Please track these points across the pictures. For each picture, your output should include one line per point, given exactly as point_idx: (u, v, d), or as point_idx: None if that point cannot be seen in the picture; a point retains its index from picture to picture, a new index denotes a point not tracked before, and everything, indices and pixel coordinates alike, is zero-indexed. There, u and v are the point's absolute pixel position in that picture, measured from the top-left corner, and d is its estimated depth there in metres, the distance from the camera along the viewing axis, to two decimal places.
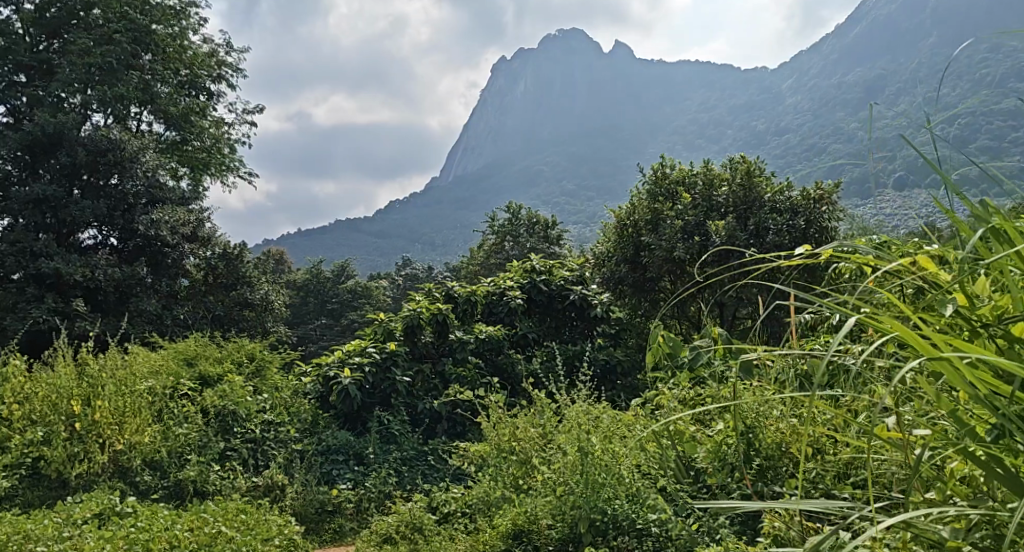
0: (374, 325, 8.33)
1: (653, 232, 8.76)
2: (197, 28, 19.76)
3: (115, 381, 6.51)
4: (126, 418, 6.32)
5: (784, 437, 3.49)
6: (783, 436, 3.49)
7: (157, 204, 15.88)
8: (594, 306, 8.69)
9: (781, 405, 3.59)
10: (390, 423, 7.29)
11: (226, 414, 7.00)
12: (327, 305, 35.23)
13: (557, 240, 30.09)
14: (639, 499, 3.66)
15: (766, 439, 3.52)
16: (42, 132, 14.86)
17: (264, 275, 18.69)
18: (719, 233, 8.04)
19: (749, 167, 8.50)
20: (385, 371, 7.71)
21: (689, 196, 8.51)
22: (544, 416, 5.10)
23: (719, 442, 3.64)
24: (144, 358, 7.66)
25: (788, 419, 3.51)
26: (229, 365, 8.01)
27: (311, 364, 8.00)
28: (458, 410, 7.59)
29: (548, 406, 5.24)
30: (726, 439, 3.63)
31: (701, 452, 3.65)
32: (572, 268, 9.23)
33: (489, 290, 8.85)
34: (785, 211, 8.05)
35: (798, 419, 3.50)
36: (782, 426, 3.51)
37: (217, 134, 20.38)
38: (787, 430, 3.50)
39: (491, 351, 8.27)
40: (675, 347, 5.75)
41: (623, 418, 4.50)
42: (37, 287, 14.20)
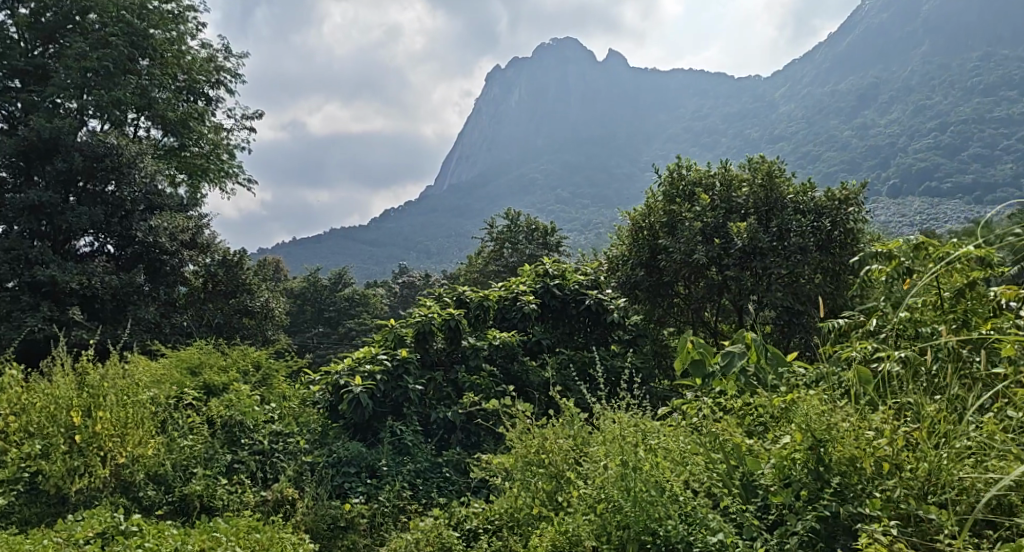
0: (385, 331, 8.03)
1: (670, 234, 8.51)
2: (195, 33, 19.50)
3: (117, 390, 6.23)
4: (128, 430, 6.01)
5: (857, 451, 3.56)
6: (856, 452, 3.56)
7: (154, 211, 15.56)
8: (611, 311, 8.33)
9: (851, 418, 3.65)
10: (403, 433, 7.00)
11: (233, 426, 6.71)
12: (324, 314, 34.85)
13: (557, 247, 29.81)
14: (696, 511, 3.65)
15: (837, 455, 3.58)
16: (37, 137, 14.60)
17: (264, 283, 18.43)
18: (741, 235, 7.79)
19: (770, 167, 8.25)
20: (397, 379, 7.39)
21: (708, 197, 8.25)
22: (574, 426, 4.80)
23: (785, 456, 3.69)
24: (145, 366, 7.35)
25: (859, 434, 3.58)
26: (235, 374, 7.70)
27: (319, 372, 7.66)
28: (473, 420, 7.29)
29: (579, 415, 4.95)
30: (791, 454, 3.67)
31: (766, 469, 3.70)
32: (587, 272, 8.94)
33: (502, 294, 8.54)
34: (810, 213, 7.81)
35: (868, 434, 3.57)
36: (852, 440, 3.57)
37: (215, 139, 20.09)
38: (859, 445, 3.57)
39: (504, 358, 7.99)
40: (707, 353, 5.44)
41: (666, 426, 4.34)
42: (32, 296, 13.88)
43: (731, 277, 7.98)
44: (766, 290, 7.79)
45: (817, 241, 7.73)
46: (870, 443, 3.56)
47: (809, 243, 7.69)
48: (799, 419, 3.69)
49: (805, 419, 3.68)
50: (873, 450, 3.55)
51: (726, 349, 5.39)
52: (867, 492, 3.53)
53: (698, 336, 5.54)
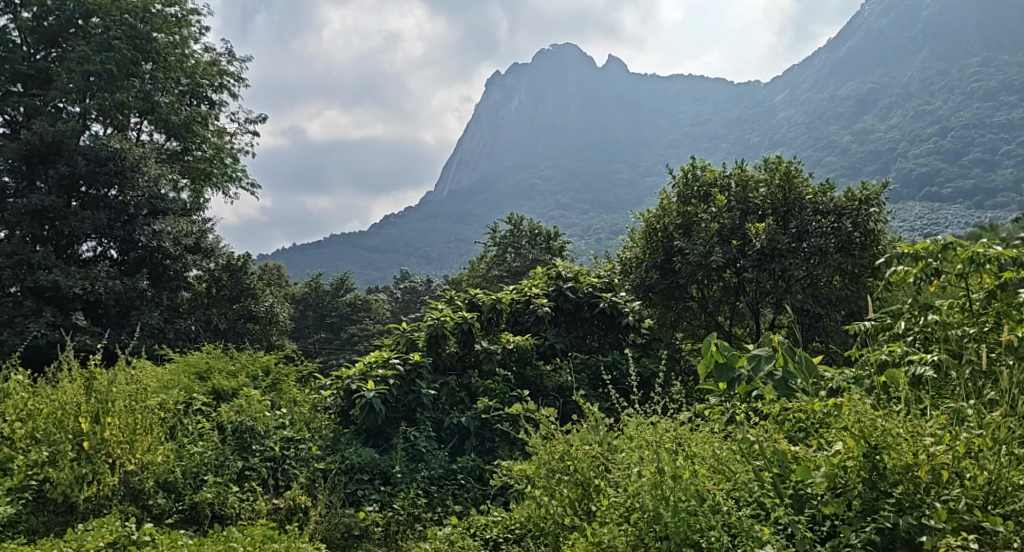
0: (396, 335, 7.89)
1: (686, 236, 8.39)
2: (199, 36, 19.40)
3: (125, 396, 6.10)
4: (137, 436, 5.89)
5: (914, 458, 3.48)
6: (912, 459, 3.47)
7: (158, 215, 15.32)
8: (625, 314, 8.17)
9: (907, 425, 3.58)
10: (417, 439, 6.85)
11: (243, 432, 6.59)
12: (326, 319, 34.71)
13: (560, 252, 29.71)
14: (743, 515, 3.52)
15: (893, 462, 3.49)
16: (40, 140, 14.48)
17: (268, 287, 18.33)
18: (759, 236, 7.65)
19: (787, 167, 8.11)
20: (409, 384, 7.24)
21: (724, 198, 8.11)
22: (601, 431, 4.64)
23: (837, 464, 3.60)
24: (153, 371, 7.22)
25: (916, 440, 3.50)
26: (245, 379, 7.56)
27: (331, 377, 7.52)
28: (487, 426, 7.13)
29: (604, 421, 4.80)
30: (845, 461, 3.60)
31: (818, 477, 3.60)
32: (600, 274, 8.81)
33: (514, 297, 8.40)
34: (829, 214, 7.70)
35: (925, 441, 3.49)
36: (909, 447, 3.49)
37: (219, 144, 19.98)
38: (916, 452, 3.49)
39: (518, 362, 7.85)
40: (732, 357, 5.28)
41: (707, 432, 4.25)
42: (36, 301, 13.73)
43: (749, 279, 7.83)
44: (785, 293, 7.64)
45: (837, 243, 7.59)
46: (927, 450, 3.48)
47: (829, 244, 7.56)
48: (852, 426, 3.65)
49: (859, 426, 3.63)
50: (930, 457, 3.46)
51: (751, 352, 5.23)
52: (925, 501, 3.43)
53: (721, 339, 5.38)
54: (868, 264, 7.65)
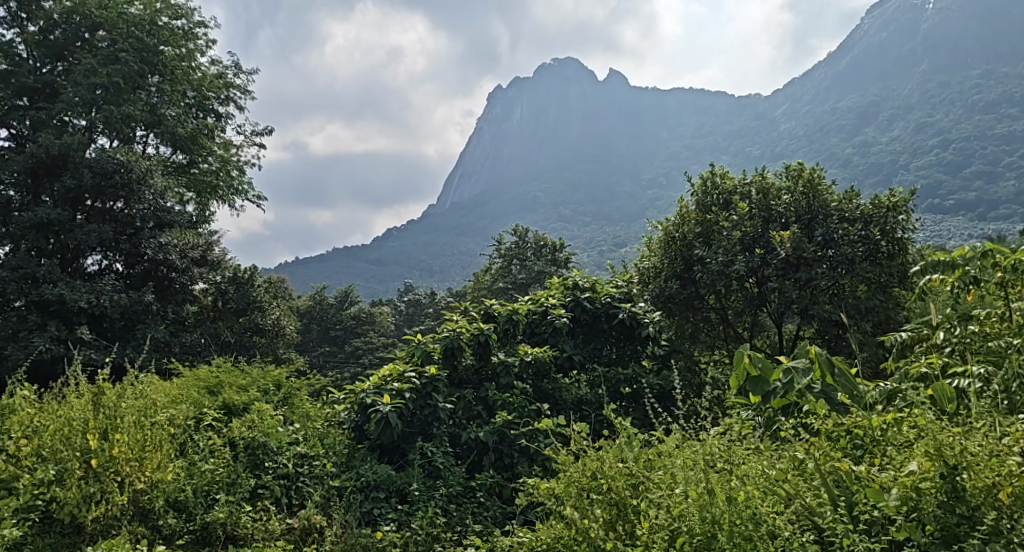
0: (411, 347, 7.68)
1: (707, 244, 8.20)
2: (205, 49, 19.32)
3: (135, 411, 5.90)
4: (146, 454, 5.70)
5: (996, 479, 3.29)
6: (995, 480, 3.27)
7: (164, 228, 15.13)
8: (645, 326, 7.97)
9: (986, 444, 3.38)
10: (434, 455, 6.63)
11: (255, 449, 6.36)
12: (330, 332, 34.48)
13: (565, 263, 29.50)
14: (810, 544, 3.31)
15: (973, 484, 3.29)
16: (46, 153, 14.35)
17: (274, 299, 18.18)
18: (784, 244, 7.46)
19: (811, 174, 7.95)
20: (425, 398, 6.99)
21: (746, 205, 7.93)
22: (635, 449, 4.42)
23: (911, 486, 3.40)
24: (162, 385, 7.02)
25: (996, 460, 3.31)
26: (256, 393, 7.35)
27: (344, 390, 7.30)
28: (506, 441, 6.91)
29: (636, 438, 4.59)
30: (920, 483, 3.39)
31: (890, 499, 3.39)
32: (618, 284, 8.60)
33: (530, 308, 8.18)
34: (856, 221, 7.52)
35: (1007, 461, 3.30)
36: (990, 467, 3.30)
37: (225, 156, 19.85)
38: (998, 474, 3.29)
39: (536, 375, 7.63)
40: (767, 370, 5.12)
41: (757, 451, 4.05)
42: (40, 315, 13.55)
43: (773, 289, 7.64)
44: (811, 303, 7.45)
45: (864, 251, 7.42)
46: (1011, 471, 3.28)
47: (856, 253, 7.38)
48: (927, 445, 3.44)
49: (933, 444, 3.43)
50: (1015, 479, 3.26)
51: (787, 365, 5.06)
52: (1012, 526, 3.22)
53: (755, 351, 5.23)
54: (895, 273, 7.48)
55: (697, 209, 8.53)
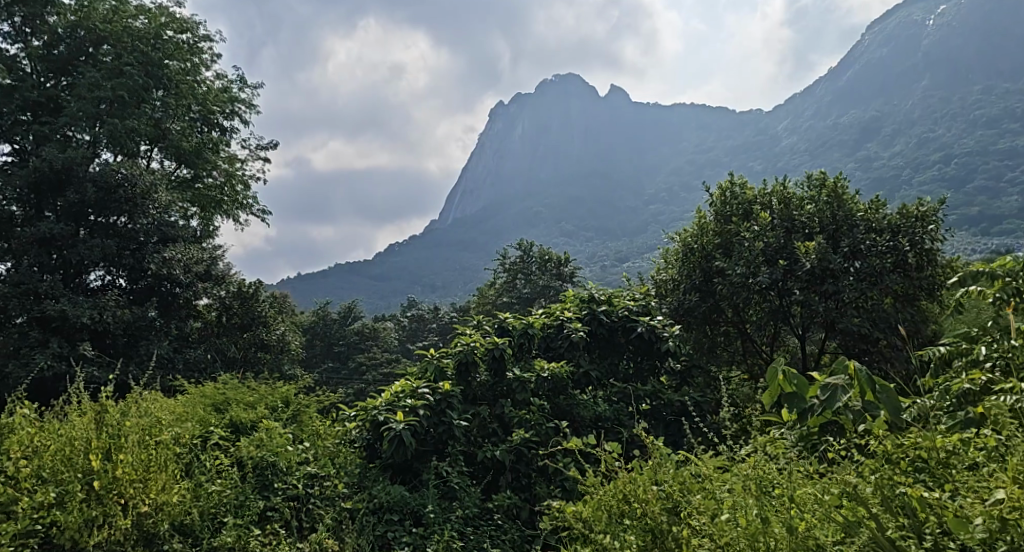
0: (424, 362, 7.45)
1: (727, 256, 7.99)
2: (210, 63, 19.22)
3: (139, 430, 5.70)
4: (151, 474, 5.45)
5: None
6: None
7: (168, 243, 14.93)
8: (665, 340, 7.73)
9: None
10: (449, 475, 6.37)
11: (264, 468, 6.13)
12: (333, 348, 34.24)
13: (570, 278, 29.33)
14: None
15: None
16: (49, 168, 14.19)
17: (279, 314, 18.04)
18: (809, 255, 7.23)
19: (835, 183, 7.74)
20: (439, 415, 6.72)
21: (768, 215, 7.71)
22: (669, 470, 4.17)
23: (996, 516, 3.05)
24: (166, 403, 6.78)
25: None
26: (264, 410, 7.10)
27: (354, 407, 7.05)
28: (524, 460, 6.66)
29: (670, 459, 4.33)
30: (1009, 511, 3.04)
31: (974, 531, 3.04)
32: (635, 297, 8.38)
33: (546, 321, 7.96)
34: (882, 231, 7.31)
35: None
36: None
37: (230, 170, 19.71)
38: None
39: (553, 391, 7.39)
40: (802, 386, 4.92)
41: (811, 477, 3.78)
42: (42, 331, 13.31)
43: (798, 302, 7.41)
44: (838, 316, 7.22)
45: (893, 262, 7.19)
46: None
47: (883, 265, 7.17)
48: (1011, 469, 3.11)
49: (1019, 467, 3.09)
50: None
51: (824, 382, 4.85)
52: None
53: (790, 366, 5.03)
54: (924, 285, 7.26)
55: (716, 219, 8.32)
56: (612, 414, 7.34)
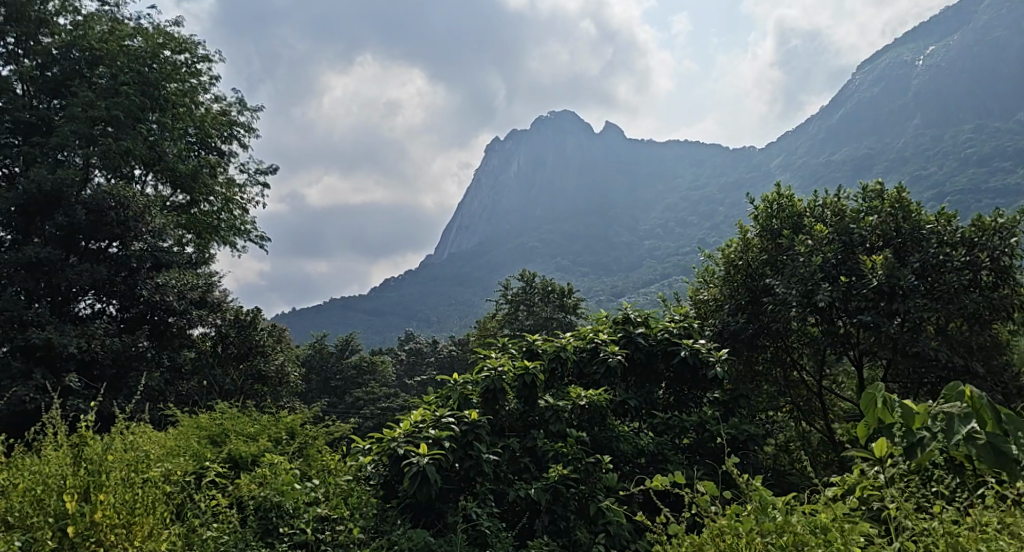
0: (446, 388, 6.69)
1: (779, 273, 7.29)
2: (208, 86, 18.59)
3: (124, 466, 4.96)
4: (137, 518, 4.69)
5: None
6: None
7: (161, 268, 14.12)
8: (711, 366, 6.98)
9: None
10: (479, 517, 5.58)
11: (268, 511, 5.30)
12: (330, 383, 33.13)
13: (575, 310, 28.56)
14: None
15: None
16: (37, 190, 13.43)
17: (277, 343, 17.45)
18: (875, 271, 6.54)
19: (896, 194, 7.05)
20: (466, 448, 5.95)
21: (823, 228, 7.02)
22: (773, 517, 3.41)
23: None
24: (157, 437, 5.98)
25: None
26: (267, 442, 6.30)
27: (368, 440, 6.25)
28: (562, 500, 5.91)
29: (771, 502, 3.56)
30: None
31: None
32: (675, 318, 7.65)
33: (579, 344, 7.21)
34: (953, 246, 6.61)
35: None
36: None
37: (228, 195, 19.01)
38: None
39: (589, 421, 6.64)
40: (906, 416, 4.13)
41: None
42: (25, 361, 12.46)
43: (861, 323, 6.70)
44: (910, 340, 6.48)
45: (970, 279, 6.47)
46: None
47: (957, 282, 6.46)
48: None
49: None
50: None
51: (934, 410, 4.09)
52: None
53: (889, 392, 4.32)
54: (1003, 306, 6.53)
55: (762, 234, 7.63)
56: (655, 448, 6.59)
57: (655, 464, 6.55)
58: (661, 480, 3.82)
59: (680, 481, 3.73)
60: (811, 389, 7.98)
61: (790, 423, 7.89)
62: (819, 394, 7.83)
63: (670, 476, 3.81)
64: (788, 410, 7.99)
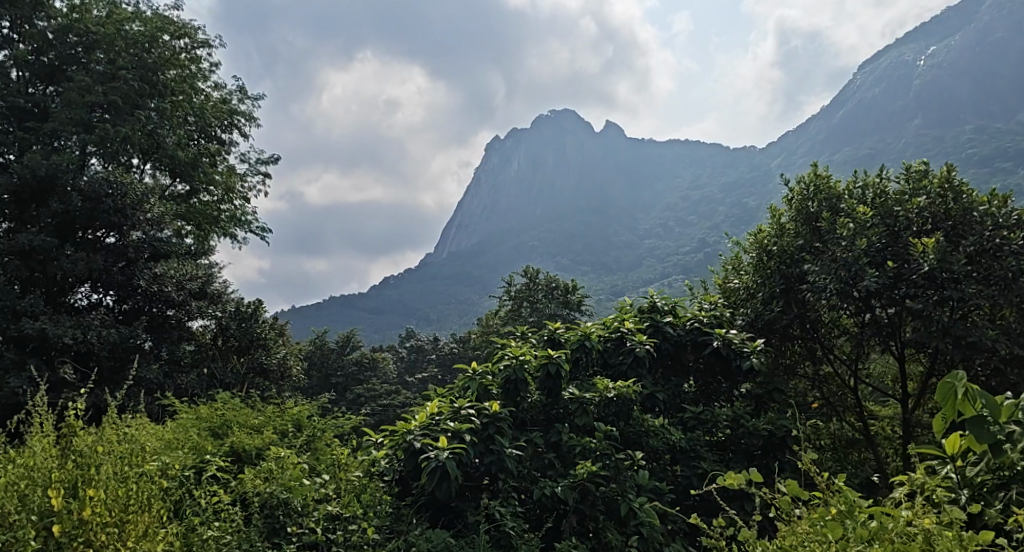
0: (465, 379, 6.26)
1: (817, 257, 6.87)
2: (208, 74, 18.13)
3: (116, 459, 4.52)
4: (131, 517, 4.26)
5: None
6: None
7: (160, 258, 13.67)
8: (746, 357, 6.54)
9: None
10: (502, 518, 5.15)
11: (274, 509, 4.85)
12: (331, 379, 32.67)
13: (580, 306, 28.01)
14: None
15: None
16: (31, 176, 12.97)
17: (279, 336, 17.02)
18: (926, 255, 6.10)
19: (944, 173, 6.61)
20: (487, 442, 5.50)
21: (866, 210, 6.59)
22: (865, 526, 3.15)
23: None
24: (153, 428, 5.53)
25: None
26: (273, 435, 5.86)
27: (381, 433, 5.81)
28: (590, 499, 5.49)
29: (856, 505, 3.30)
30: None
31: None
32: (704, 306, 7.22)
33: (603, 333, 6.78)
34: (1009, 228, 6.17)
35: None
36: None
37: (228, 185, 18.57)
38: None
39: (617, 415, 6.20)
40: (996, 411, 3.65)
41: None
42: (18, 352, 12.02)
43: (910, 311, 6.28)
44: (963, 330, 6.07)
45: None
46: None
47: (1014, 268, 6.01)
48: None
49: None
50: None
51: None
52: None
53: (971, 382, 3.75)
54: None
55: (798, 218, 7.21)
56: (686, 444, 6.18)
57: (686, 461, 6.19)
58: (732, 479, 3.45)
59: (757, 480, 3.36)
60: (845, 383, 7.55)
61: (822, 419, 7.48)
62: (853, 388, 7.42)
63: (741, 474, 3.46)
64: (820, 405, 7.57)
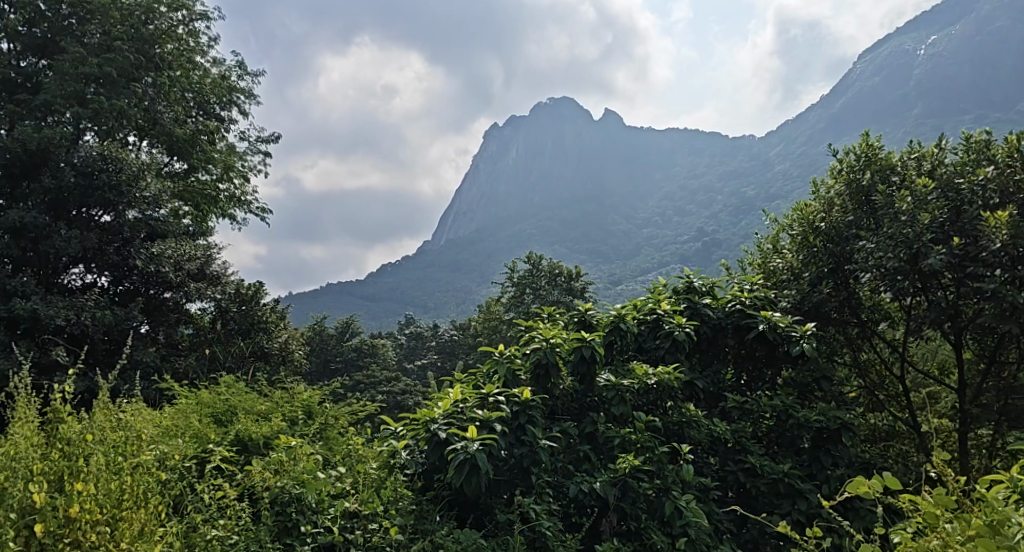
0: (490, 363, 5.75)
1: (870, 234, 6.36)
2: (206, 48, 17.49)
3: (109, 448, 4.02)
4: (126, 513, 3.77)
5: None
6: None
7: (157, 238, 13.09)
8: (793, 342, 5.99)
9: None
10: (537, 515, 4.65)
11: (285, 506, 4.33)
12: (330, 364, 32.13)
13: (583, 293, 27.35)
14: None
15: None
16: (22, 150, 12.34)
17: (280, 319, 16.47)
18: (998, 230, 5.58)
19: (1010, 142, 6.11)
20: (518, 432, 5.00)
21: (926, 182, 6.09)
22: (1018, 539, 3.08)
23: None
24: (148, 414, 5.01)
25: None
26: (281, 422, 5.34)
27: (400, 422, 5.30)
28: (631, 496, 4.99)
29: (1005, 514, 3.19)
30: None
31: None
32: (744, 286, 6.70)
33: (638, 314, 6.26)
34: None
35: None
36: None
37: (228, 164, 17.97)
38: None
39: (654, 404, 5.70)
40: None
41: None
42: (10, 334, 11.47)
43: (976, 293, 5.78)
44: None
45: None
46: None
47: None
48: None
49: None
50: None
51: None
52: None
53: None
54: None
55: (847, 193, 6.70)
56: (730, 436, 5.69)
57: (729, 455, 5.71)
58: (867, 487, 3.29)
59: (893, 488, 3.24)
60: (891, 371, 7.06)
61: (866, 410, 6.99)
62: (899, 375, 6.94)
63: (874, 482, 3.30)
64: (863, 395, 7.09)
